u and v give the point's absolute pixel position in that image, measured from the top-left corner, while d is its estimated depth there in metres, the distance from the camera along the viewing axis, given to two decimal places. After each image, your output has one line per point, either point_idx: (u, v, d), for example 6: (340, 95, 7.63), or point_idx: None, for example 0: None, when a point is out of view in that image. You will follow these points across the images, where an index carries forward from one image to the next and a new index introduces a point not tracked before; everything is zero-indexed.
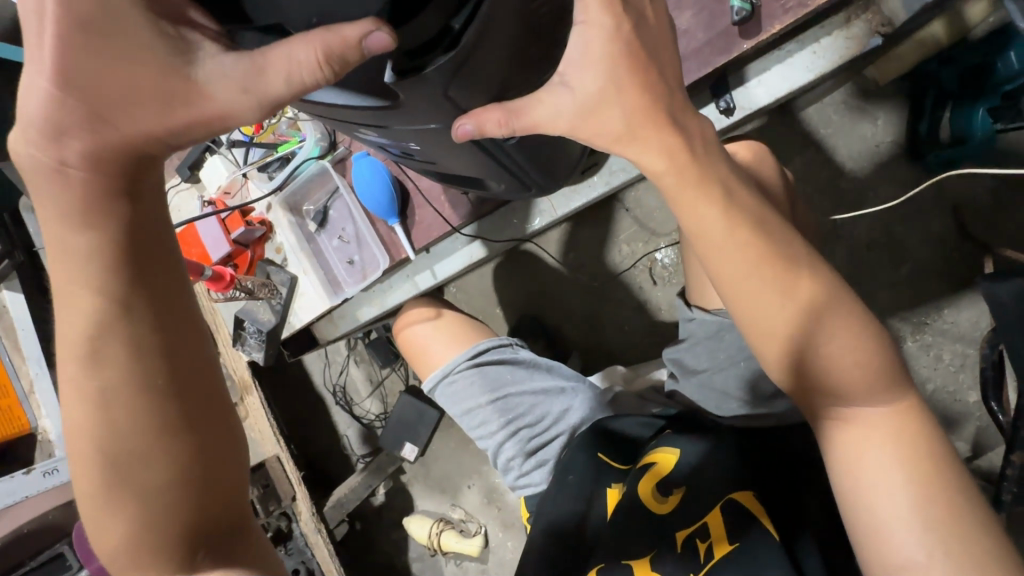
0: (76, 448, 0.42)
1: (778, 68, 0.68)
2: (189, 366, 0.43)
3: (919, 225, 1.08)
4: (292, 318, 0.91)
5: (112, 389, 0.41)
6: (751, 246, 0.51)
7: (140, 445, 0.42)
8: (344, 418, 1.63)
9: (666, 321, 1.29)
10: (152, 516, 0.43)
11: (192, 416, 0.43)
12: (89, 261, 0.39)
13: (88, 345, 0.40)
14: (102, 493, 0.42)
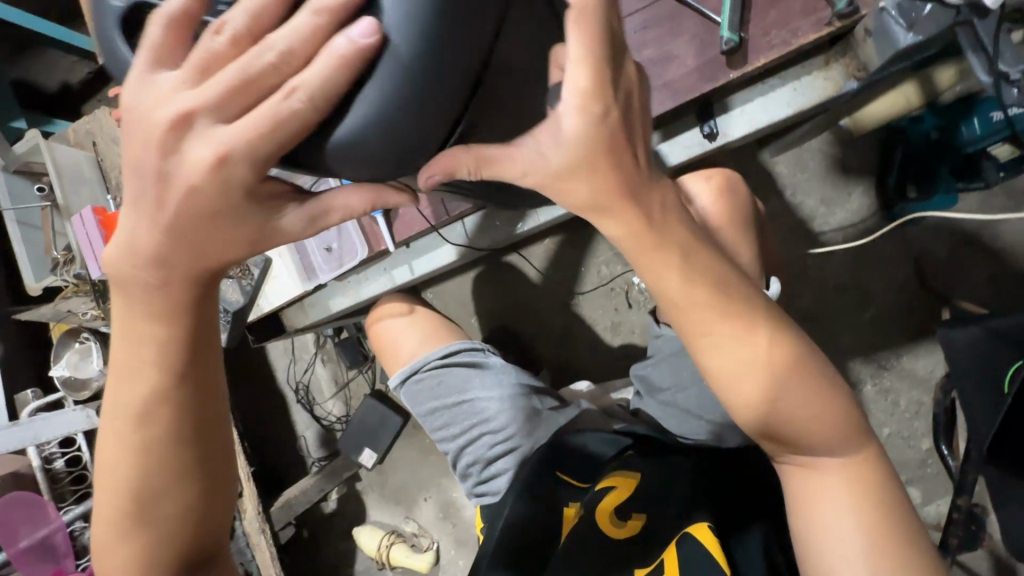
0: (111, 485, 0.48)
1: (760, 101, 0.71)
2: (209, 420, 0.48)
3: (884, 272, 1.13)
4: (261, 301, 0.90)
5: (151, 445, 0.46)
6: (706, 277, 0.50)
7: (162, 487, 0.48)
8: (304, 418, 1.60)
9: (639, 346, 1.30)
10: (157, 547, 0.49)
11: (207, 464, 0.49)
12: (156, 337, 0.44)
13: (139, 406, 0.46)
14: (125, 526, 0.49)
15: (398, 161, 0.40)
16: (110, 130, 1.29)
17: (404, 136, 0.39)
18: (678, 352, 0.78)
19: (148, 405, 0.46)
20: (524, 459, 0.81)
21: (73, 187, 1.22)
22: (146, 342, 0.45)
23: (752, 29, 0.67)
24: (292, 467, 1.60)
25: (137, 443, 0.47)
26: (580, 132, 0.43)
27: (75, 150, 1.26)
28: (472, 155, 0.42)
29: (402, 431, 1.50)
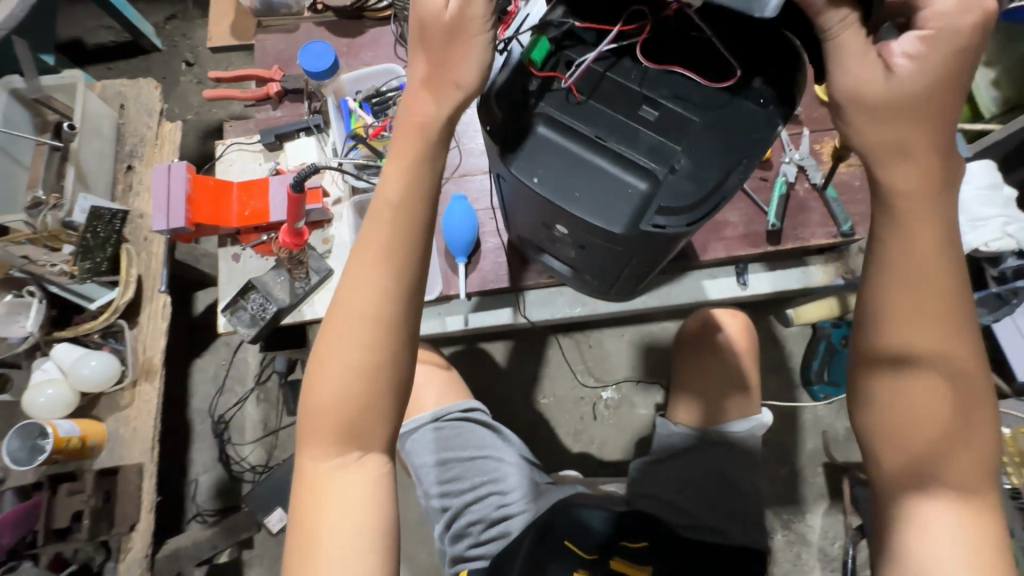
0: (342, 310, 0.51)
1: (777, 273, 0.93)
2: (422, 245, 0.51)
3: (799, 439, 1.38)
4: (304, 307, 0.87)
5: (380, 258, 0.50)
6: (937, 238, 0.48)
7: (375, 317, 0.50)
8: (206, 460, 1.40)
9: (594, 457, 1.39)
10: (352, 388, 0.50)
11: (408, 296, 0.51)
12: (416, 156, 0.50)
13: (385, 220, 0.50)
14: (334, 354, 0.51)
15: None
16: (150, 101, 1.22)
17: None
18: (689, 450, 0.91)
19: (371, 255, 0.50)
20: (523, 525, 0.85)
21: (89, 136, 1.11)
22: (392, 199, 0.50)
23: (785, 222, 0.90)
24: (172, 513, 1.36)
25: (361, 288, 0.50)
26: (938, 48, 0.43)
27: (104, 104, 1.17)
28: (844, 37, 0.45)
29: None
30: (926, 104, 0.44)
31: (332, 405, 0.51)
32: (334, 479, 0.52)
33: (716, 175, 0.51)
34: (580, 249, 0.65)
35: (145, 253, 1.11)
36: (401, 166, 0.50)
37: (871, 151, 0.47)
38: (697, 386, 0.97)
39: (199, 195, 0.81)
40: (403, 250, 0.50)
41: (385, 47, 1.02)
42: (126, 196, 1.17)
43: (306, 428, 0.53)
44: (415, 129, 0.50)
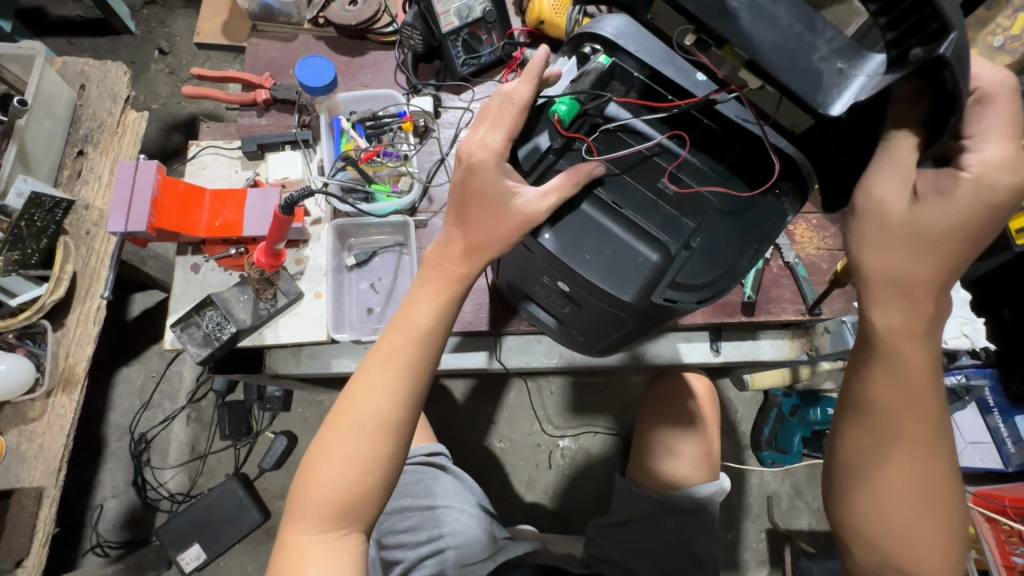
0: (352, 406, 0.53)
1: (746, 343, 0.96)
2: (435, 356, 0.55)
3: (746, 502, 1.41)
4: (266, 331, 0.80)
5: (397, 364, 0.54)
6: (923, 362, 0.50)
7: (384, 419, 0.53)
8: (118, 483, 1.26)
9: (547, 508, 1.33)
10: (348, 481, 0.52)
11: (416, 402, 0.54)
12: (449, 274, 0.55)
13: (410, 328, 0.54)
14: (335, 448, 0.53)
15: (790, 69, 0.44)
16: (116, 85, 1.13)
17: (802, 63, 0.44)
18: (652, 516, 0.88)
19: (390, 365, 0.54)
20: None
21: (39, 115, 1.01)
22: (418, 321, 0.54)
23: (761, 295, 0.92)
24: (70, 540, 1.22)
25: (374, 393, 0.53)
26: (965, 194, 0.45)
27: (62, 82, 1.07)
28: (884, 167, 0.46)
29: (249, 534, 1.23)
30: (937, 243, 0.47)
31: (323, 495, 0.52)
32: (311, 557, 0.52)
33: (727, 256, 0.54)
34: (579, 307, 0.64)
35: (87, 249, 1.01)
36: (433, 298, 0.55)
37: (872, 280, 0.50)
38: (652, 443, 0.94)
39: (167, 199, 0.75)
40: (419, 364, 0.54)
41: (385, 72, 1.00)
42: (72, 183, 1.06)
43: (293, 507, 0.53)
44: (447, 257, 0.55)
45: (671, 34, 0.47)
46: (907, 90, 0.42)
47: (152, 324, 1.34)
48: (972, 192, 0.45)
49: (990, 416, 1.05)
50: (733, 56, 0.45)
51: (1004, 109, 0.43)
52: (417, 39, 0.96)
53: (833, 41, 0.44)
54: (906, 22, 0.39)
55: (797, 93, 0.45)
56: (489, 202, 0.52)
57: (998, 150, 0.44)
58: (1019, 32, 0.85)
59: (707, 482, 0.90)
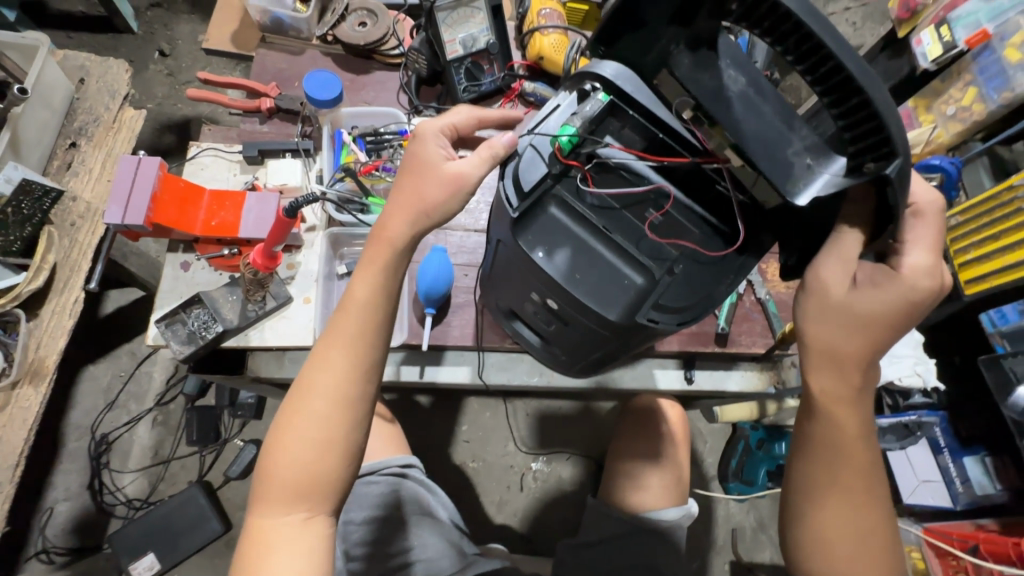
0: (305, 380, 0.56)
1: (719, 372, 1.00)
2: (377, 327, 0.58)
3: (710, 533, 1.43)
4: (252, 332, 0.81)
5: (340, 337, 0.56)
6: (855, 425, 0.54)
7: (334, 390, 0.55)
8: (72, 485, 1.21)
9: (515, 531, 1.33)
10: (307, 454, 0.54)
11: (363, 372, 0.57)
12: (387, 254, 0.58)
13: (351, 306, 0.57)
14: (291, 421, 0.55)
15: (771, 150, 0.48)
16: (116, 81, 1.13)
17: (781, 150, 0.48)
18: (620, 537, 0.90)
19: (337, 339, 0.57)
20: None
21: (36, 105, 1.01)
22: (360, 294, 0.57)
23: (733, 327, 0.97)
24: (13, 544, 1.16)
25: (324, 368, 0.56)
26: (898, 288, 0.49)
27: (62, 75, 1.07)
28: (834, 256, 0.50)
29: (208, 545, 1.19)
30: (868, 326, 0.51)
31: (286, 471, 0.54)
32: (279, 540, 0.52)
33: (690, 298, 0.58)
34: (564, 324, 0.67)
35: (70, 241, 1.00)
36: (370, 270, 0.58)
37: (810, 351, 0.54)
38: (620, 469, 0.97)
39: (166, 195, 0.76)
40: (364, 335, 0.57)
41: (388, 91, 1.04)
42: (60, 174, 1.06)
43: (259, 495, 0.54)
44: (384, 238, 0.58)
45: (673, 102, 0.50)
46: (858, 191, 0.47)
47: (126, 321, 1.31)
48: (899, 288, 0.49)
49: (941, 456, 1.10)
50: (721, 138, 0.49)
51: (931, 224, 0.50)
52: (422, 63, 1.01)
53: (807, 141, 0.49)
54: (865, 140, 0.43)
55: (771, 179, 0.48)
56: (417, 160, 0.58)
57: (923, 257, 0.49)
58: (969, 103, 0.95)
59: (673, 507, 0.92)
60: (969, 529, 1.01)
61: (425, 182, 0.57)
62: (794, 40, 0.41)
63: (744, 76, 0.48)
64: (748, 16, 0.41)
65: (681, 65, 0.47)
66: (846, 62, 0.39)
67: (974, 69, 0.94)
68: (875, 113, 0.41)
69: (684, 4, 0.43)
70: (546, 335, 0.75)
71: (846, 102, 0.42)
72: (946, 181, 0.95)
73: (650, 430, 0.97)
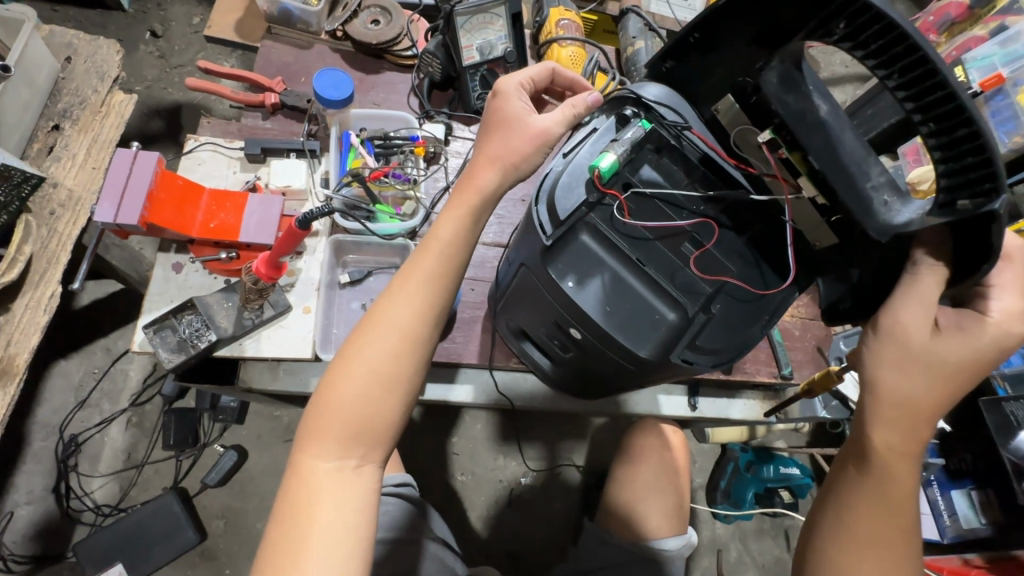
0: (376, 313, 0.53)
1: (722, 399, 1.00)
2: (455, 273, 0.55)
3: (696, 553, 1.43)
4: (247, 342, 0.76)
5: (419, 276, 0.53)
6: (907, 483, 0.52)
7: (405, 329, 0.52)
8: (35, 488, 1.13)
9: (502, 547, 1.30)
10: (367, 393, 0.51)
11: (434, 316, 0.54)
12: (474, 197, 0.56)
13: (434, 243, 0.54)
14: (355, 355, 0.52)
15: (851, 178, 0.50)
16: (106, 62, 1.07)
17: (852, 177, 0.51)
18: (622, 566, 0.87)
19: (410, 277, 0.53)
20: None
21: (18, 83, 0.94)
22: (444, 234, 0.55)
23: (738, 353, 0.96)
24: None
25: (397, 303, 0.53)
26: (989, 337, 0.48)
27: (48, 52, 1.00)
28: (921, 303, 0.48)
29: (182, 555, 1.13)
30: (952, 376, 0.49)
31: (343, 409, 0.51)
32: (324, 488, 0.49)
33: (733, 332, 0.60)
34: (583, 352, 0.65)
35: (46, 232, 0.93)
36: (456, 211, 0.55)
37: (881, 401, 0.51)
38: (621, 495, 0.94)
39: (163, 194, 0.72)
40: (441, 278, 0.54)
41: (399, 93, 1.00)
42: (41, 158, 0.99)
43: (308, 432, 0.51)
44: (471, 185, 0.56)
45: (731, 132, 0.56)
46: (934, 234, 0.47)
47: (102, 315, 1.24)
48: (987, 339, 0.48)
49: (929, 488, 1.14)
50: (799, 162, 0.52)
51: (1021, 268, 0.48)
52: (436, 67, 0.97)
53: (879, 179, 0.52)
54: (964, 176, 0.43)
55: (851, 212, 0.51)
56: (504, 115, 0.58)
57: (1015, 301, 0.48)
58: None
59: (674, 536, 0.90)
60: (957, 563, 1.05)
61: (510, 136, 0.56)
62: (902, 65, 0.42)
63: (826, 103, 0.51)
64: (853, 37, 0.43)
65: (768, 82, 0.50)
66: (958, 88, 0.39)
67: (986, 112, 0.95)
68: (984, 146, 0.40)
69: (771, 26, 0.47)
70: (561, 359, 0.72)
71: (952, 133, 0.42)
72: None
73: (652, 455, 0.96)
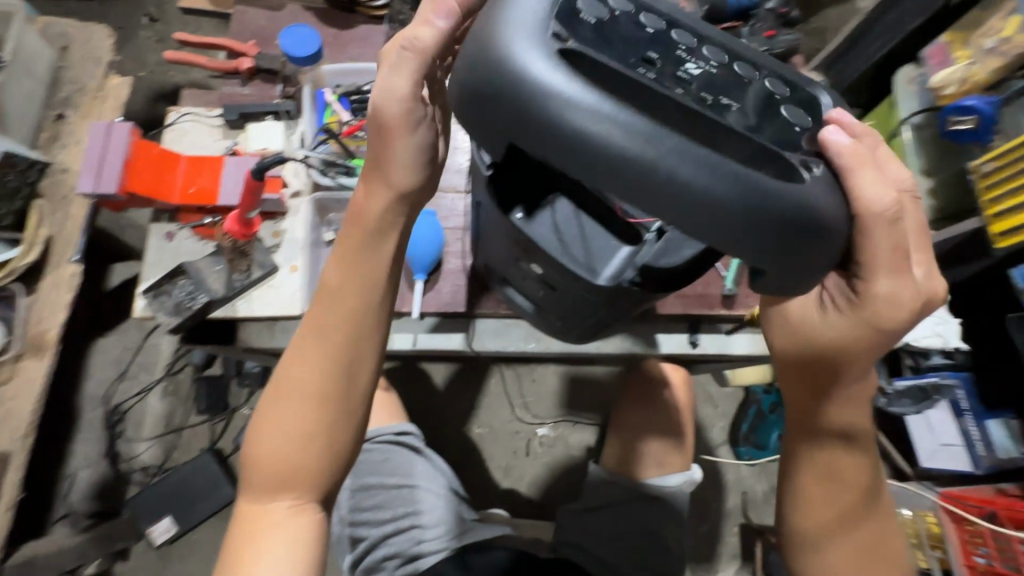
0: (290, 372, 0.57)
1: (725, 337, 0.94)
2: (357, 320, 0.56)
3: (719, 496, 1.41)
4: (239, 302, 0.78)
5: (318, 331, 0.56)
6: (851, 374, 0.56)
7: (314, 384, 0.56)
8: (91, 453, 1.25)
9: (521, 494, 1.33)
10: (291, 448, 0.56)
11: (343, 365, 0.57)
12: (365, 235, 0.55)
13: (328, 294, 0.56)
14: (275, 415, 0.57)
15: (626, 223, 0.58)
16: (98, 48, 1.10)
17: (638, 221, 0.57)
18: (622, 504, 0.88)
19: (312, 334, 0.57)
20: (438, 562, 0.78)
21: (17, 75, 0.98)
22: (335, 285, 0.56)
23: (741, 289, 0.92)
24: (40, 509, 1.21)
25: (302, 361, 0.56)
26: (847, 322, 0.51)
27: (42, 43, 1.04)
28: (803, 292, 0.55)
29: (222, 509, 1.23)
30: (833, 339, 0.53)
31: (270, 463, 0.57)
32: (270, 524, 0.57)
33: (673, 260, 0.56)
34: (553, 290, 0.65)
35: (61, 217, 0.99)
36: (342, 259, 0.56)
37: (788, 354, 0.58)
38: (621, 437, 0.95)
39: (141, 162, 0.74)
40: (342, 329, 0.56)
41: (374, 47, 0.98)
42: (49, 146, 1.04)
43: (248, 478, 0.59)
44: (358, 222, 0.55)
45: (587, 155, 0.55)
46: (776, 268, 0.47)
47: (132, 294, 1.33)
48: (860, 317, 0.50)
49: (963, 419, 1.05)
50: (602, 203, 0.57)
51: None
52: (408, 14, 0.94)
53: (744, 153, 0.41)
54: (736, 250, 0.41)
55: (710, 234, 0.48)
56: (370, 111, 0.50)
57: None
58: (1012, 34, 0.86)
59: (676, 473, 0.90)
60: (990, 494, 0.99)
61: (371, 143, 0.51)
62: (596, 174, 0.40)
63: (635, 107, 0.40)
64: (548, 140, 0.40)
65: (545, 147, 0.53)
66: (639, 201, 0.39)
67: None
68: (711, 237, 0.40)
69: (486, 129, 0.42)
70: (537, 301, 0.72)
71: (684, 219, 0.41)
72: (982, 124, 0.87)
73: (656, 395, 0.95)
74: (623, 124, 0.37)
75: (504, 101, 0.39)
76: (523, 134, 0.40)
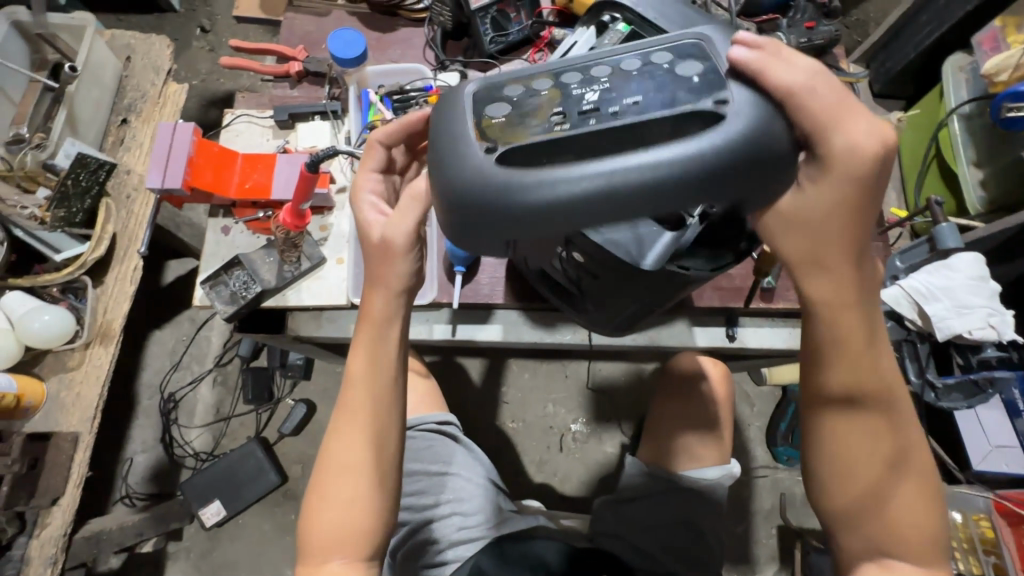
0: (335, 448, 0.60)
1: (766, 330, 0.92)
2: (385, 397, 0.60)
3: (757, 497, 1.38)
4: (290, 293, 0.83)
5: (353, 411, 0.60)
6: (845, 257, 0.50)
7: (357, 457, 0.59)
8: (148, 438, 1.32)
9: (555, 488, 1.34)
10: (347, 519, 0.59)
11: (378, 436, 0.60)
12: (380, 325, 0.60)
13: (352, 377, 0.61)
14: (325, 492, 0.59)
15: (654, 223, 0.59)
16: (159, 57, 1.17)
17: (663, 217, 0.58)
18: (659, 496, 0.88)
19: (348, 416, 0.60)
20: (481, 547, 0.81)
21: (87, 83, 1.06)
22: (358, 372, 0.60)
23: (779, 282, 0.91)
24: (102, 489, 1.29)
25: (342, 441, 0.60)
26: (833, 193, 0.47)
27: (110, 54, 1.12)
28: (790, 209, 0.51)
29: (268, 494, 1.28)
30: (822, 219, 0.49)
31: (328, 538, 0.59)
32: None
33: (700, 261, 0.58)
34: (593, 277, 0.66)
35: (126, 214, 1.06)
36: (360, 348, 0.61)
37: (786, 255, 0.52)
38: (659, 431, 0.95)
39: (202, 160, 0.79)
40: (375, 409, 0.60)
41: (415, 48, 1.02)
42: (115, 149, 1.12)
43: (308, 554, 0.60)
44: (371, 318, 0.60)
45: None
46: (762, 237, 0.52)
47: (185, 289, 1.40)
48: (833, 179, 0.47)
49: (1019, 419, 1.02)
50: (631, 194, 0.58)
51: None
52: (447, 16, 0.97)
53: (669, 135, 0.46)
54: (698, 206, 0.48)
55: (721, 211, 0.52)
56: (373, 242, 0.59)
57: None
58: None
59: (715, 466, 0.89)
60: None
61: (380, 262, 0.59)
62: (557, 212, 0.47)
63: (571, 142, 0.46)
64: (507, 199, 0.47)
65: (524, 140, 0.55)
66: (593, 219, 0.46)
67: None
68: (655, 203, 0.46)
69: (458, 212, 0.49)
70: (575, 291, 0.73)
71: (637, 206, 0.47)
72: None
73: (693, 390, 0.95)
74: (566, 183, 0.43)
75: (467, 195, 0.46)
76: (483, 215, 0.47)
